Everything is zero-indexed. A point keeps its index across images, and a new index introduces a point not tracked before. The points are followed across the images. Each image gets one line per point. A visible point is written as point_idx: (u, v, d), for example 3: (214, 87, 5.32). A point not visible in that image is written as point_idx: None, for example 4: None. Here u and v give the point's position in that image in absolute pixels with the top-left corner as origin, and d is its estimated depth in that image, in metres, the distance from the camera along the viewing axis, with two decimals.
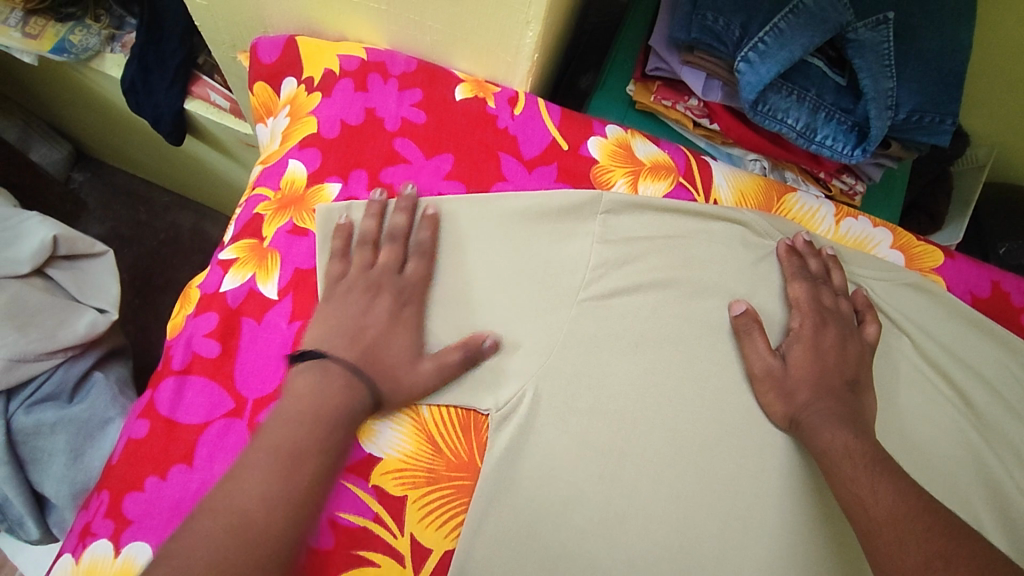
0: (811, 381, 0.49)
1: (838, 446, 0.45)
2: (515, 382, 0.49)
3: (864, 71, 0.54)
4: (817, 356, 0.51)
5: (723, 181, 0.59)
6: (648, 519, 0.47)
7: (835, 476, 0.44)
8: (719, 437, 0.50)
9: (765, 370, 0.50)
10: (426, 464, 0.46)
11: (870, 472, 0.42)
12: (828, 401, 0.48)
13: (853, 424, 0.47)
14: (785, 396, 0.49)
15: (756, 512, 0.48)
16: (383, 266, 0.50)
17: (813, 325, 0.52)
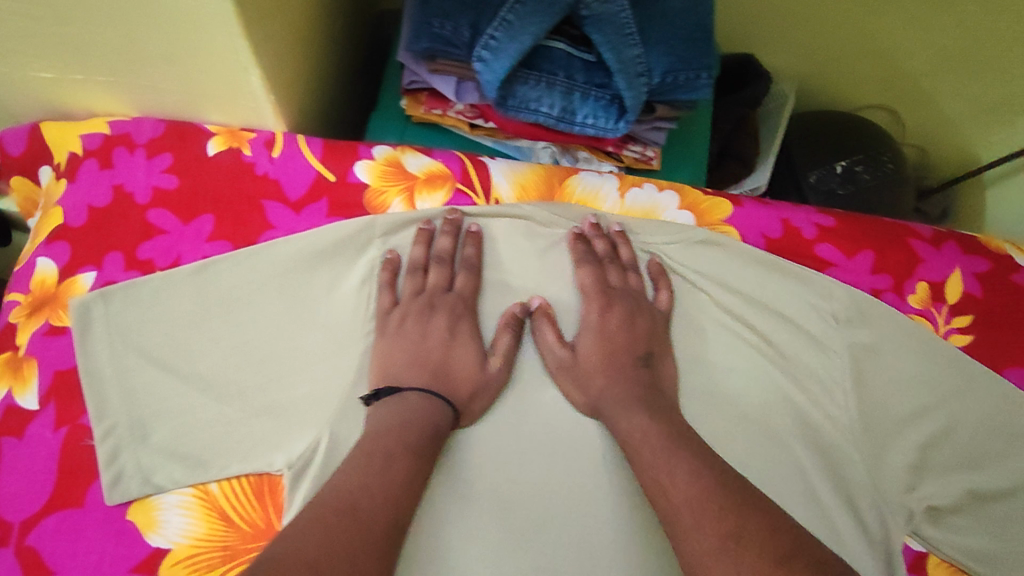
0: (604, 366, 0.51)
1: (638, 433, 0.47)
2: (309, 432, 0.49)
3: (605, 46, 0.54)
4: (605, 337, 0.52)
5: (502, 178, 0.58)
6: (465, 545, 0.46)
7: (642, 465, 0.45)
8: (530, 438, 0.50)
9: (558, 364, 0.52)
10: (223, 542, 0.46)
11: (678, 461, 0.44)
12: (615, 383, 0.50)
13: (660, 403, 0.49)
14: (580, 384, 0.51)
15: (574, 505, 0.48)
16: (441, 286, 0.53)
17: (598, 308, 0.53)
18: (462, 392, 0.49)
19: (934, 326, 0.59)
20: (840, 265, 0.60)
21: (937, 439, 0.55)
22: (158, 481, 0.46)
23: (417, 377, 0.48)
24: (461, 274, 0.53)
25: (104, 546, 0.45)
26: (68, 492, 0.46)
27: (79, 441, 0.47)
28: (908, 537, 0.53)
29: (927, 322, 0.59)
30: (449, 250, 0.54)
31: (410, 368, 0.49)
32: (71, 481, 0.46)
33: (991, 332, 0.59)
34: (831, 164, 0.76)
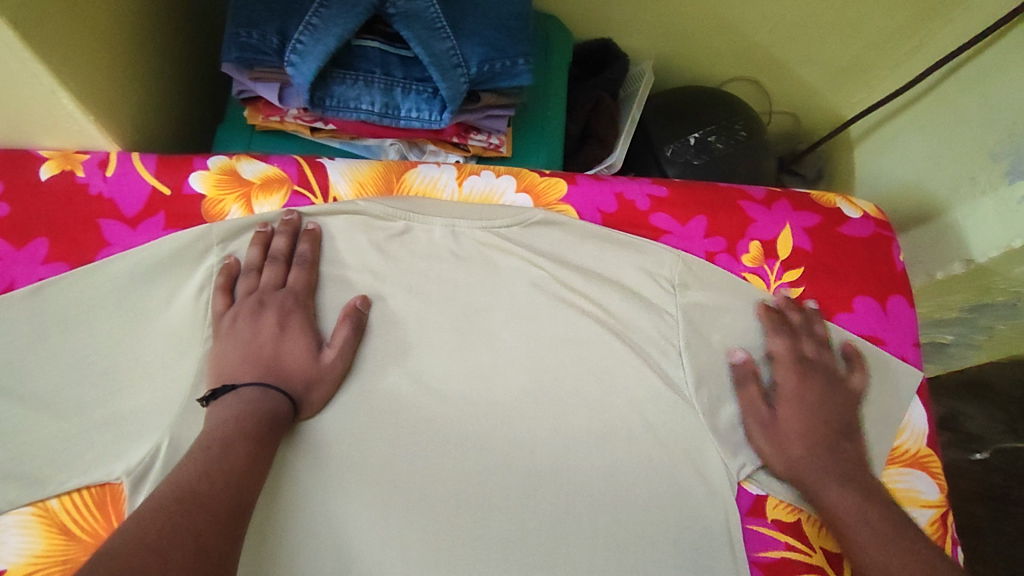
0: (792, 446, 0.54)
1: (848, 506, 0.51)
2: (150, 438, 0.49)
3: (414, 42, 0.56)
4: (807, 411, 0.55)
5: (340, 178, 0.60)
6: (313, 526, 0.49)
7: (853, 542, 0.49)
8: (374, 423, 0.53)
9: (756, 424, 0.56)
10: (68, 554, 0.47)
11: (868, 530, 0.49)
12: (823, 443, 0.54)
13: (835, 472, 0.53)
14: (775, 448, 0.54)
15: (414, 482, 0.52)
16: (273, 284, 0.54)
17: (799, 378, 0.57)
18: (296, 383, 0.51)
19: (766, 283, 0.62)
20: (675, 233, 0.62)
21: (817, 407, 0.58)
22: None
23: (252, 374, 0.49)
24: (295, 270, 0.55)
25: None
26: None
27: None
28: (747, 481, 0.55)
29: (759, 280, 0.62)
30: (284, 249, 0.56)
31: (243, 365, 0.50)
32: None
33: (822, 282, 0.62)
34: (685, 137, 0.80)
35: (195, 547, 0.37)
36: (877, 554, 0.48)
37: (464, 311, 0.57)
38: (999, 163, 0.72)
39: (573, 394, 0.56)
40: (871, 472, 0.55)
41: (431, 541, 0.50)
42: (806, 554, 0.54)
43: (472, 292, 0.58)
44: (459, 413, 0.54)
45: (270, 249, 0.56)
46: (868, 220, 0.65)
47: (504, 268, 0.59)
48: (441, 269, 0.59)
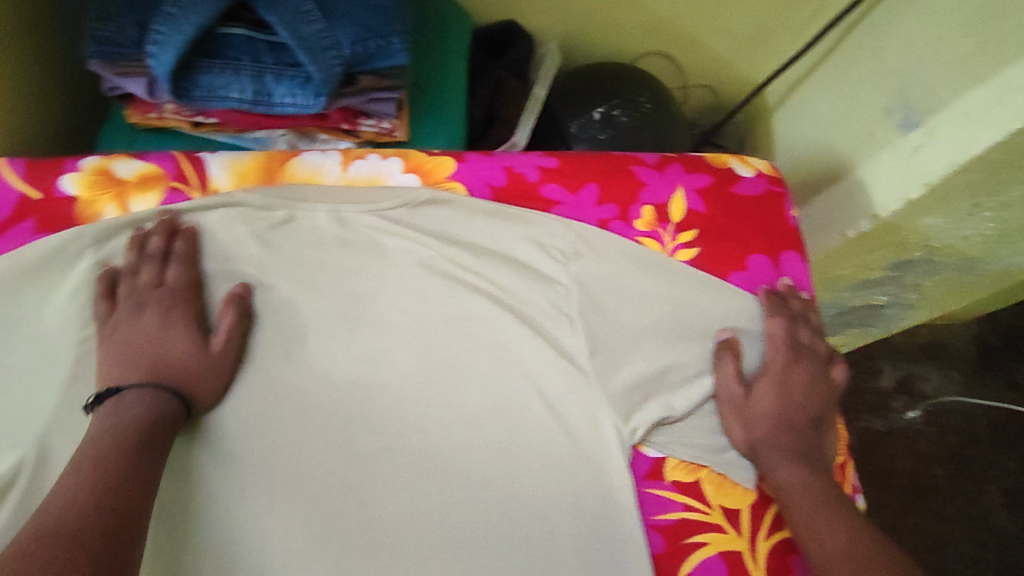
0: (766, 423, 0.56)
1: (796, 482, 0.53)
2: (19, 449, 0.48)
3: (280, 26, 0.55)
4: (784, 393, 0.57)
5: (219, 170, 0.60)
6: (197, 525, 0.48)
7: (794, 511, 0.52)
8: (258, 416, 0.52)
9: (730, 397, 0.57)
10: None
11: (812, 504, 0.51)
12: (794, 427, 0.56)
13: (797, 451, 0.55)
14: (747, 424, 0.56)
15: (302, 472, 0.51)
16: (150, 283, 0.53)
17: (787, 363, 0.58)
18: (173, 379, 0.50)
19: (661, 246, 0.62)
20: (566, 203, 0.62)
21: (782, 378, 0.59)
22: None
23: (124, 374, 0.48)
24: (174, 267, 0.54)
25: None
26: None
27: None
28: (643, 444, 0.55)
29: (654, 243, 0.62)
30: (161, 248, 0.54)
31: (116, 366, 0.49)
32: None
33: (716, 242, 0.62)
34: (590, 113, 0.80)
35: (70, 545, 0.36)
36: (813, 525, 0.50)
37: (349, 295, 0.56)
38: (893, 116, 0.74)
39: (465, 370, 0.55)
40: (784, 422, 0.56)
41: (320, 528, 0.49)
42: (704, 512, 0.54)
43: (358, 277, 0.57)
44: (346, 398, 0.53)
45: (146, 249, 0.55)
46: (761, 177, 0.66)
47: (391, 250, 0.59)
48: (327, 255, 0.57)
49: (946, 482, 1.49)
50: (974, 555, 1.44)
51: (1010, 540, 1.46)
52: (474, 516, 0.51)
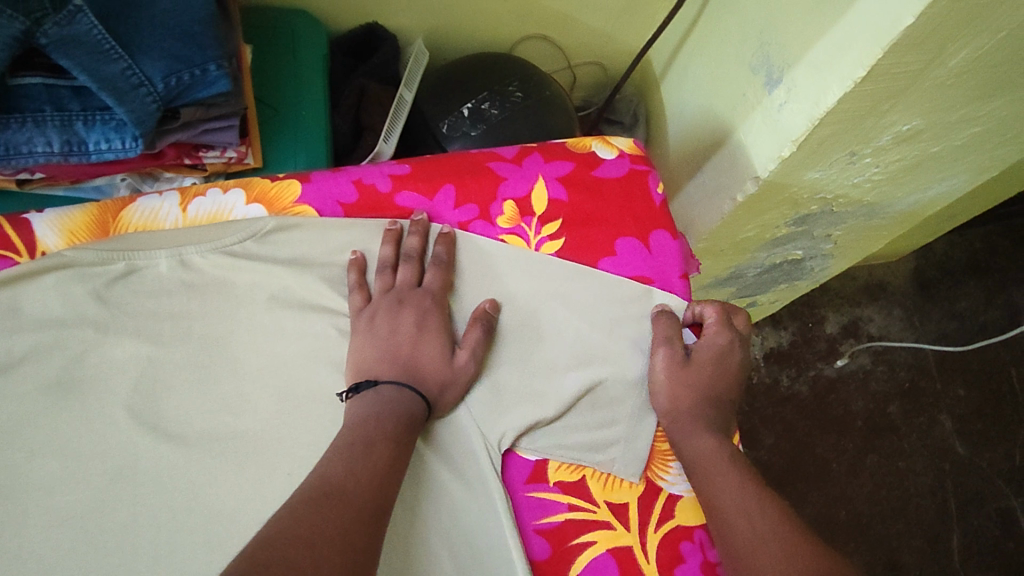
0: (698, 387, 0.56)
1: (711, 457, 0.53)
2: None
3: (77, 70, 0.50)
4: (721, 368, 0.58)
5: (46, 230, 0.55)
6: None
7: (705, 480, 0.52)
8: (109, 486, 0.49)
9: (670, 362, 0.57)
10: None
11: (739, 480, 0.51)
12: (723, 403, 0.57)
13: (711, 425, 0.55)
14: (679, 389, 0.56)
15: (164, 538, 0.48)
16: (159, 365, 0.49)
17: (733, 343, 0.59)
18: None
19: (526, 241, 0.61)
20: (422, 209, 0.61)
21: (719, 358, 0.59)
22: None
23: None
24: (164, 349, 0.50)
25: None
26: None
27: None
28: (519, 448, 0.55)
29: (518, 239, 0.61)
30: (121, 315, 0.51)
31: None
32: None
33: (578, 230, 0.62)
34: (458, 109, 0.77)
35: None
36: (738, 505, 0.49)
37: (200, 341, 0.54)
38: (758, 75, 0.73)
39: (330, 401, 0.53)
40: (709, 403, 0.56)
41: None
42: (591, 511, 0.53)
43: (206, 321, 0.54)
44: (203, 451, 0.51)
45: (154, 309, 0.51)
46: (624, 157, 0.65)
47: (242, 287, 0.56)
48: (172, 303, 0.54)
49: (900, 418, 1.51)
50: (933, 487, 1.47)
51: (966, 467, 1.49)
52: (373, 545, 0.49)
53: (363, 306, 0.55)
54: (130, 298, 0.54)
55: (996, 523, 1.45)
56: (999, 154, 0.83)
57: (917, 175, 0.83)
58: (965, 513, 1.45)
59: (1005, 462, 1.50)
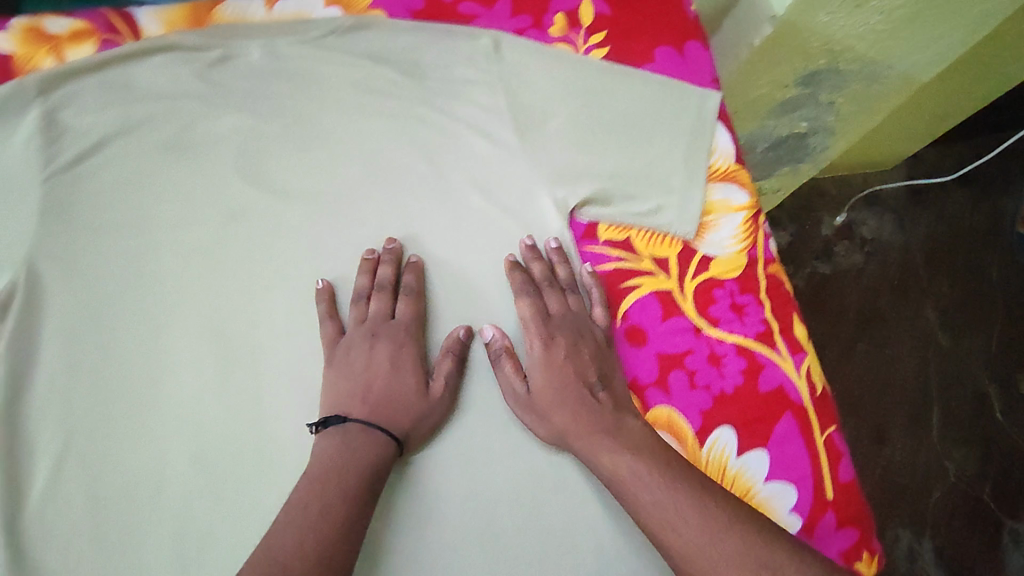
0: (551, 404, 0.54)
1: (618, 469, 0.52)
2: (8, 271, 0.53)
3: None
4: (555, 377, 0.55)
5: (148, 21, 0.62)
6: (181, 320, 0.54)
7: (629, 495, 0.51)
8: (223, 227, 0.57)
9: (515, 397, 0.55)
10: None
11: (632, 477, 0.51)
12: (591, 406, 0.54)
13: (602, 429, 0.53)
14: (542, 420, 0.54)
15: (276, 267, 0.57)
16: (382, 314, 0.56)
17: (543, 346, 0.56)
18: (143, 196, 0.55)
19: (575, 47, 0.68)
20: (482, 16, 0.67)
21: (545, 362, 0.55)
22: None
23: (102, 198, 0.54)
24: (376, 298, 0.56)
25: None
26: None
27: None
28: (577, 212, 0.61)
29: (568, 46, 0.68)
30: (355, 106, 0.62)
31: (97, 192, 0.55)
32: None
33: (623, 39, 0.68)
34: None
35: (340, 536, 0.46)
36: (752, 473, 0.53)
37: (291, 115, 0.61)
38: None
39: (407, 169, 0.61)
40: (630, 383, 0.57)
41: (301, 311, 0.56)
42: (636, 262, 0.60)
43: (294, 99, 0.61)
44: (301, 202, 0.58)
45: (376, 276, 0.57)
46: None
47: (324, 74, 0.62)
48: (265, 83, 0.61)
49: (889, 310, 1.62)
50: (918, 372, 1.58)
51: (948, 355, 1.60)
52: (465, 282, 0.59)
53: (337, 337, 0.55)
54: (227, 78, 0.61)
55: (972, 403, 1.58)
56: (993, 10, 0.91)
57: (916, 29, 0.91)
58: (945, 394, 1.57)
59: (983, 351, 1.62)
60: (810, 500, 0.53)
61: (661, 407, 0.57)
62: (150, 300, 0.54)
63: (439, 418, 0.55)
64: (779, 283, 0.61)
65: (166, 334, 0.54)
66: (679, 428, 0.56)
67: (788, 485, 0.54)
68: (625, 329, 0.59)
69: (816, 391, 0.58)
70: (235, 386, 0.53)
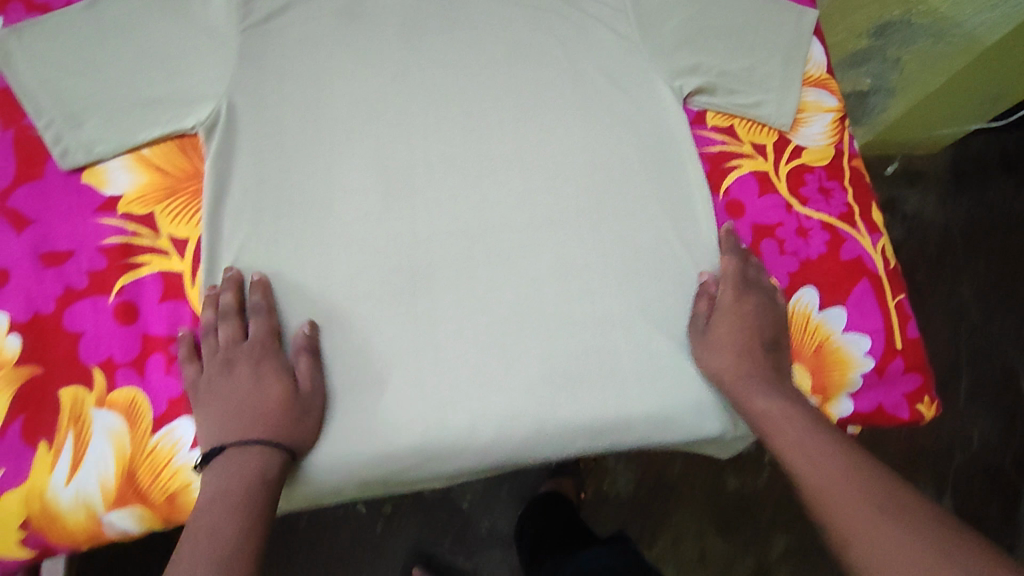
0: (727, 345, 0.58)
1: (773, 411, 0.55)
2: (209, 103, 0.61)
3: None
4: (747, 324, 0.59)
5: None
6: (350, 161, 0.62)
7: (777, 435, 0.54)
8: (387, 87, 0.65)
9: (697, 329, 0.60)
10: (82, 526, 0.52)
11: (800, 436, 0.53)
12: (756, 360, 0.58)
13: (765, 381, 0.57)
14: (716, 354, 0.59)
15: (431, 124, 0.64)
16: (234, 339, 0.56)
17: (740, 294, 0.60)
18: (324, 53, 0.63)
19: None
20: None
21: (730, 310, 0.59)
22: (99, 154, 0.59)
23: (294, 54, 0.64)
24: (224, 327, 0.56)
25: (70, 199, 0.59)
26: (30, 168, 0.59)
27: (27, 131, 0.60)
28: (688, 99, 0.69)
29: None
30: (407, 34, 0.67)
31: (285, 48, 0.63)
32: (29, 158, 0.59)
33: None
34: None
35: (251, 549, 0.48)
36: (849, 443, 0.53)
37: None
38: None
39: (546, 51, 0.68)
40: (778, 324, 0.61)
41: (450, 163, 0.63)
42: (738, 146, 0.68)
43: None
44: (454, 72, 0.66)
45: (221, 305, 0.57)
46: None
47: None
48: None
49: (923, 282, 1.53)
50: (949, 340, 1.49)
51: (980, 330, 1.51)
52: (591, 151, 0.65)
53: (196, 377, 0.55)
54: None
55: (1000, 372, 1.49)
56: None
57: None
58: (976, 367, 1.48)
59: (1016, 331, 1.52)
60: (881, 347, 0.62)
61: None
62: (323, 141, 0.62)
63: (565, 262, 0.61)
64: (859, 176, 0.70)
65: (337, 170, 0.62)
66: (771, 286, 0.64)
67: (863, 335, 0.63)
68: (727, 202, 0.66)
69: (889, 265, 0.67)
70: (394, 219, 0.61)
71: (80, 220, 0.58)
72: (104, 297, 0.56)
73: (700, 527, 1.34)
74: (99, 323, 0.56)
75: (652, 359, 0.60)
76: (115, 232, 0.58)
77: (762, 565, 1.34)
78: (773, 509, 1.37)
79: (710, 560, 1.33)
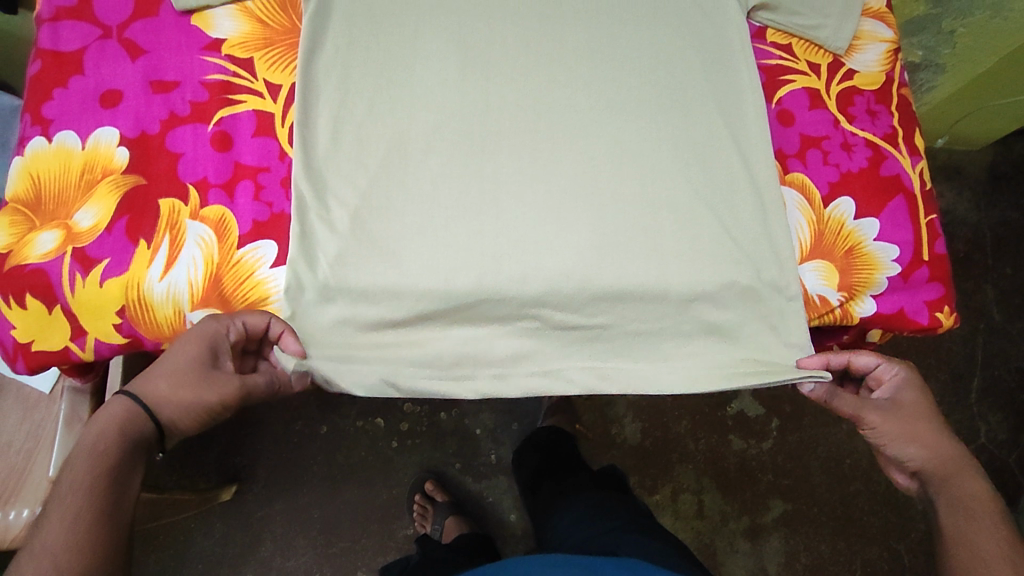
0: (919, 416, 0.65)
1: (970, 496, 0.61)
2: None
3: None
4: (919, 414, 0.65)
5: None
6: (433, 34, 0.67)
7: (970, 515, 0.59)
8: None
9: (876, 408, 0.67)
10: (168, 320, 0.59)
11: (982, 504, 0.60)
12: (945, 448, 0.64)
13: (961, 467, 0.63)
14: (906, 433, 0.65)
15: (507, 14, 0.68)
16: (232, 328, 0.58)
17: (909, 390, 0.67)
18: None
19: None
20: None
21: (905, 401, 0.66)
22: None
23: None
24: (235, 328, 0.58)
25: (180, 38, 0.64)
26: (145, 7, 0.65)
27: None
28: (752, 15, 0.73)
29: None
30: None
31: None
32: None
33: None
34: None
35: (105, 527, 0.50)
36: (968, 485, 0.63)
37: None
38: None
39: None
40: (916, 403, 0.66)
41: (521, 50, 0.67)
42: (794, 64, 0.72)
43: None
44: None
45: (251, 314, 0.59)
46: None
47: None
48: None
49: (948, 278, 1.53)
50: (966, 336, 1.50)
51: (999, 328, 1.51)
52: (656, 53, 0.69)
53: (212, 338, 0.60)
54: None
55: (1015, 378, 1.49)
56: None
57: None
58: (989, 364, 1.49)
59: None
60: (909, 256, 0.67)
61: (798, 174, 0.69)
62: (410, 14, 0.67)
63: (621, 151, 0.66)
64: (906, 105, 0.74)
65: (420, 41, 0.66)
66: (811, 192, 0.68)
67: (892, 245, 0.67)
68: (778, 112, 0.71)
69: (925, 187, 0.71)
70: (468, 91, 0.66)
71: (187, 56, 0.64)
72: (203, 125, 0.62)
73: (700, 481, 1.38)
74: (197, 147, 0.61)
75: (694, 241, 0.64)
76: (217, 69, 0.64)
77: (754, 525, 1.37)
78: (773, 475, 1.39)
79: (705, 513, 1.37)
